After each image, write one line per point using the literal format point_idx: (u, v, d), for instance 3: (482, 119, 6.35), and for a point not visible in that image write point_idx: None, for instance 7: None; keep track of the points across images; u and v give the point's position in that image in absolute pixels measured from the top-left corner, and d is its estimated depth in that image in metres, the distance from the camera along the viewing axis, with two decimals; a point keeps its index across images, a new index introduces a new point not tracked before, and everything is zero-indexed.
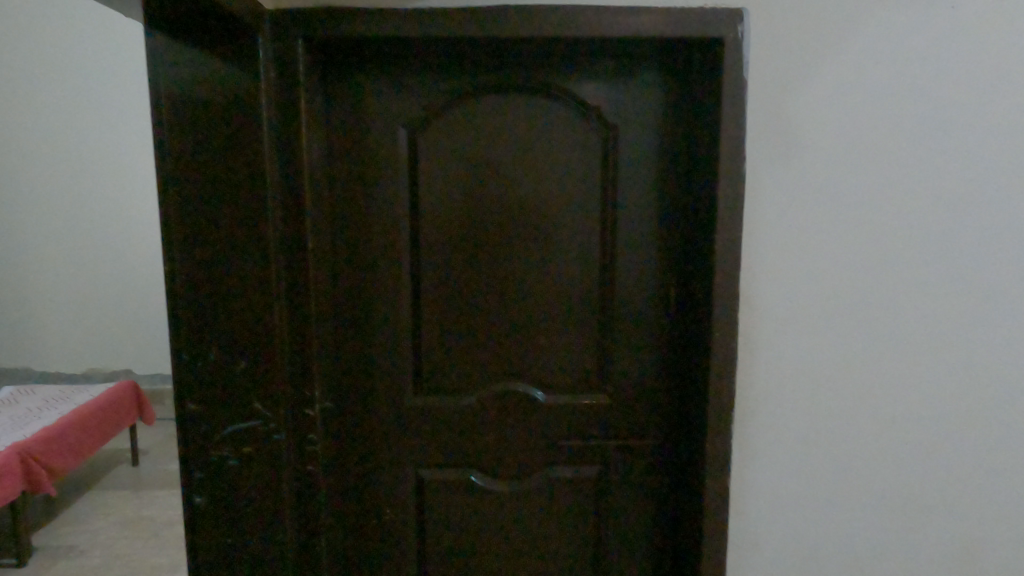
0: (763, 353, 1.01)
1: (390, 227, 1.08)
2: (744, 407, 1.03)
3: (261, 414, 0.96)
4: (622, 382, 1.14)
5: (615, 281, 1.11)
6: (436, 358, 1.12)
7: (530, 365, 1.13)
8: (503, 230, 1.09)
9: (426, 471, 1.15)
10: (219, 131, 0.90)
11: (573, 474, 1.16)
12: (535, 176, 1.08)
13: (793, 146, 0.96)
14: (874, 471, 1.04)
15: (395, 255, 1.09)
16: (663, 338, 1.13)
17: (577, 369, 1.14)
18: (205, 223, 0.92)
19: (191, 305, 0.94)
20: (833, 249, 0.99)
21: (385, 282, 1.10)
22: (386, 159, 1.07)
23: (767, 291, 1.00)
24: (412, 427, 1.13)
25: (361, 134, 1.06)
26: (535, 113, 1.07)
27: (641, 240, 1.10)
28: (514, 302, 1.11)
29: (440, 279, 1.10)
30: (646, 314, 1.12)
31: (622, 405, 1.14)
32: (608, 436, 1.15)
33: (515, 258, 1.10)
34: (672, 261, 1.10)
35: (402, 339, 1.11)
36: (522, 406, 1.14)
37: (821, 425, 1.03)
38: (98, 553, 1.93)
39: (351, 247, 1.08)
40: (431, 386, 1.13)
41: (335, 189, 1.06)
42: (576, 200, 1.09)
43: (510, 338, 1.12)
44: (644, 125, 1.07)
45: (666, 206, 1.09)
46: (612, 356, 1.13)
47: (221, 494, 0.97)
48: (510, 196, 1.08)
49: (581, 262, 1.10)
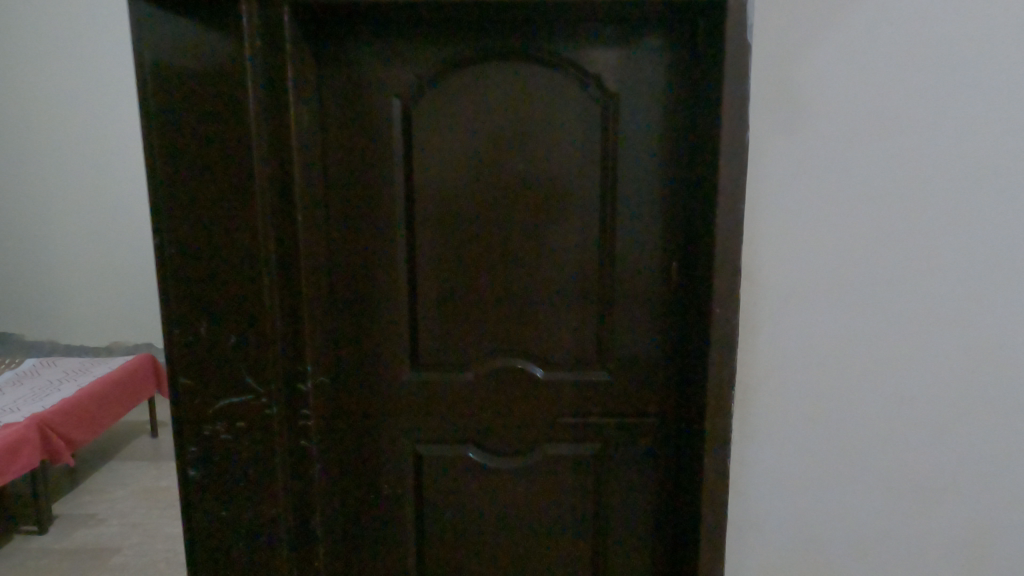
0: (765, 331, 0.98)
1: (385, 201, 1.06)
2: (745, 387, 1.00)
3: (254, 389, 0.96)
4: (622, 360, 1.11)
5: (615, 257, 1.08)
6: (433, 335, 1.11)
7: (528, 343, 1.11)
8: (501, 204, 1.06)
9: (424, 448, 1.14)
10: (207, 104, 0.89)
11: (572, 452, 1.14)
12: (533, 148, 1.05)
13: (798, 115, 0.92)
14: (878, 454, 1.02)
15: (390, 230, 1.07)
16: (665, 314, 1.10)
17: (576, 346, 1.12)
18: (195, 198, 0.92)
19: (183, 282, 0.94)
20: (840, 224, 0.94)
21: (381, 258, 1.08)
22: (380, 131, 1.05)
23: (769, 266, 0.96)
24: (410, 404, 1.13)
25: (354, 106, 1.04)
26: (531, 83, 1.03)
27: (643, 213, 1.07)
28: (512, 280, 1.09)
29: (437, 254, 1.08)
30: (647, 290, 1.09)
31: (623, 383, 1.12)
32: (608, 414, 1.13)
33: (513, 233, 1.07)
34: (674, 238, 1.07)
35: (399, 315, 1.10)
36: (521, 384, 1.12)
37: (824, 407, 1.00)
38: (116, 522, 1.98)
39: (345, 221, 1.06)
40: (429, 363, 1.12)
41: (328, 162, 1.05)
42: (576, 173, 1.06)
43: (509, 313, 1.10)
44: (645, 94, 1.04)
45: (669, 179, 1.06)
46: (613, 333, 1.11)
47: (215, 468, 0.98)
48: (508, 169, 1.05)
49: (581, 238, 1.08)
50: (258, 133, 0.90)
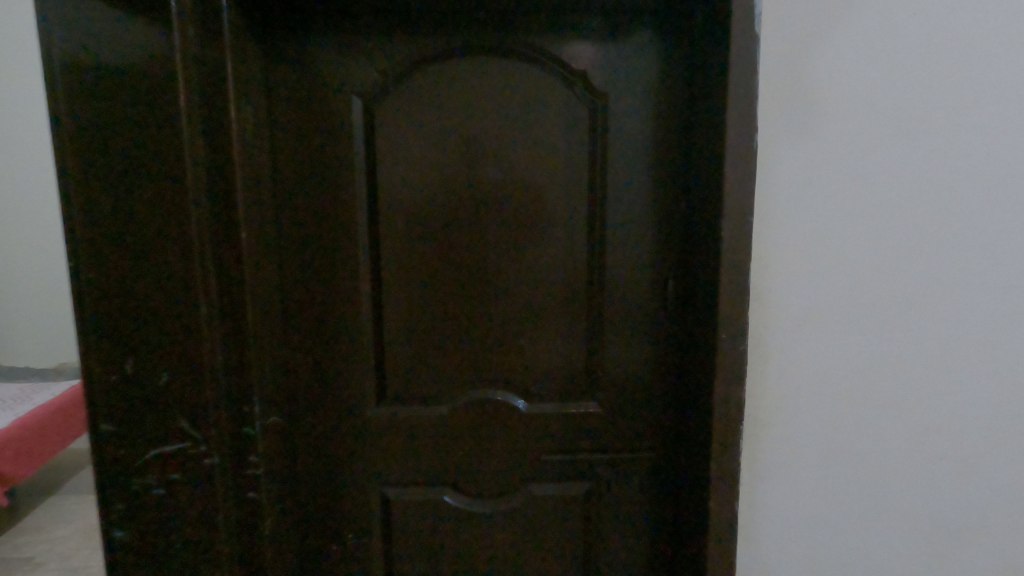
0: (776, 356, 0.88)
1: (345, 214, 0.94)
2: (754, 419, 0.90)
3: (191, 435, 0.82)
4: (613, 389, 1.00)
5: (606, 275, 0.97)
6: (402, 365, 0.98)
7: (509, 372, 0.99)
8: (476, 217, 0.94)
9: (394, 492, 1.01)
10: (131, 102, 0.76)
11: (560, 492, 1.03)
12: (513, 153, 0.93)
13: (811, 115, 0.82)
14: (901, 490, 0.92)
15: (352, 247, 0.94)
16: (661, 337, 0.99)
17: (562, 374, 1.00)
18: (117, 214, 0.78)
19: (105, 312, 0.80)
20: (857, 236, 0.85)
21: (340, 279, 0.95)
22: (338, 135, 0.92)
23: (781, 284, 0.86)
24: (377, 442, 1.00)
25: (308, 106, 0.91)
26: (510, 80, 0.92)
27: (635, 225, 0.96)
28: (491, 302, 0.97)
29: (404, 273, 0.96)
30: (641, 311, 0.98)
31: (614, 414, 1.01)
32: (599, 448, 1.02)
33: (491, 249, 0.95)
34: (669, 253, 0.96)
35: (363, 344, 0.97)
36: (501, 417, 1.00)
37: (842, 439, 0.90)
38: (55, 566, 1.80)
39: (300, 237, 0.94)
40: (396, 396, 0.99)
41: (278, 170, 0.92)
42: (560, 180, 0.94)
43: (486, 339, 0.98)
44: (636, 91, 0.93)
45: (663, 187, 0.95)
46: (603, 360, 0.99)
47: (147, 526, 0.84)
48: (485, 178, 0.94)
49: (567, 254, 0.96)
50: (191, 135, 0.76)
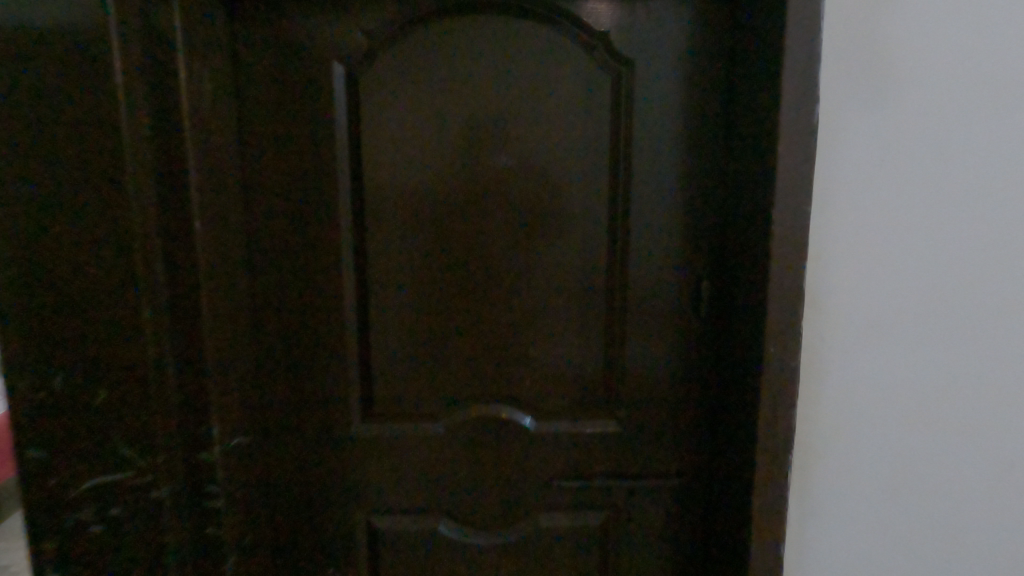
0: (834, 374, 0.73)
1: (325, 203, 0.80)
2: (805, 449, 0.75)
3: (134, 463, 0.69)
4: (636, 406, 0.86)
5: (629, 275, 0.83)
6: (392, 378, 0.85)
7: (515, 386, 0.86)
8: (477, 206, 0.80)
9: (382, 522, 0.88)
10: (53, 59, 0.62)
11: (572, 522, 0.89)
12: (521, 133, 0.79)
13: (883, 84, 0.68)
14: (978, 532, 0.78)
15: (333, 241, 0.81)
16: (693, 348, 0.85)
17: (577, 390, 0.86)
18: (38, 196, 0.64)
19: (27, 316, 0.66)
20: (934, 230, 0.71)
21: (319, 277, 0.81)
22: (318, 111, 0.78)
23: (841, 289, 0.72)
24: (362, 464, 0.86)
25: (282, 76, 0.78)
26: (519, 46, 0.78)
27: (665, 218, 0.81)
28: (495, 307, 0.83)
29: (394, 270, 0.82)
30: (670, 318, 0.84)
31: (636, 435, 0.87)
32: (617, 474, 0.88)
33: (494, 245, 0.82)
34: (705, 248, 0.82)
35: (346, 353, 0.83)
36: (505, 437, 0.87)
37: (907, 473, 0.76)
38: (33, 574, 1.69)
39: (274, 228, 0.80)
40: (385, 412, 0.86)
41: (248, 151, 0.79)
42: (577, 163, 0.80)
43: (489, 347, 0.84)
44: (670, 60, 0.78)
45: (698, 171, 0.80)
46: (625, 373, 0.85)
47: (84, 569, 0.71)
48: (489, 162, 0.80)
49: (583, 249, 0.82)
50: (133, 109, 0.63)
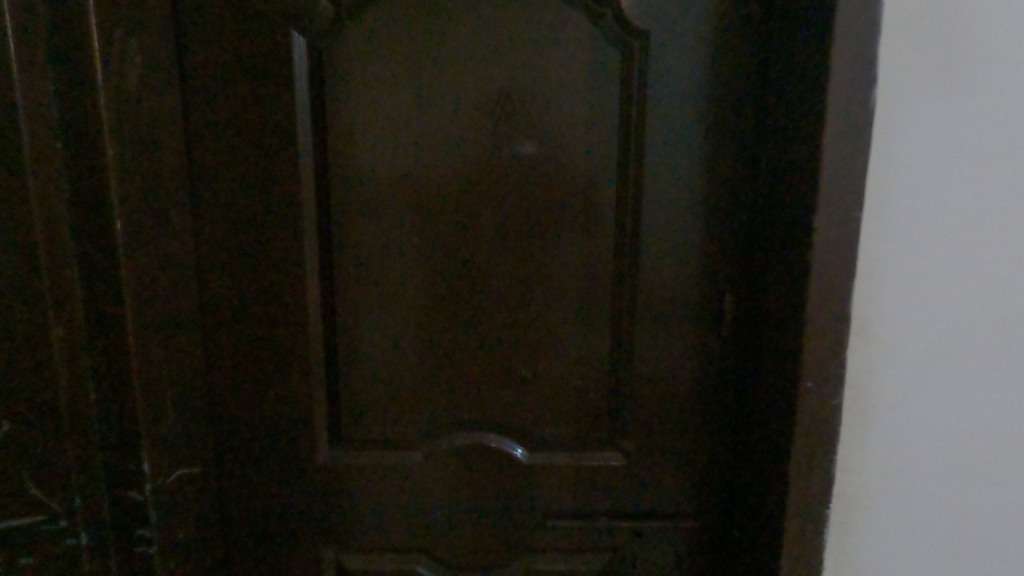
0: (885, 417, 0.61)
1: (285, 199, 0.68)
2: (847, 503, 0.63)
3: (47, 506, 0.60)
4: (645, 438, 0.74)
5: (639, 287, 0.70)
6: (364, 400, 0.74)
7: (504, 413, 0.74)
8: (461, 204, 0.69)
9: (353, 560, 0.78)
10: None
11: (570, 566, 0.78)
12: (515, 119, 0.67)
13: (960, 67, 0.55)
14: None
15: (293, 242, 0.69)
16: (715, 371, 0.72)
17: (578, 418, 0.74)
18: None
19: None
20: (1016, 246, 0.58)
21: (278, 285, 0.70)
22: (275, 89, 0.66)
23: (898, 314, 0.59)
24: (330, 497, 0.76)
25: (233, 50, 0.66)
26: (514, 16, 0.65)
27: (684, 220, 0.69)
28: (482, 321, 0.72)
29: (364, 278, 0.70)
30: (688, 338, 0.72)
31: (645, 471, 0.75)
32: (621, 514, 0.77)
33: (481, 250, 0.70)
34: (731, 256, 0.69)
35: (309, 372, 0.72)
36: (493, 469, 0.75)
37: (967, 534, 0.63)
38: None
39: (225, 227, 0.69)
40: (357, 439, 0.75)
41: (194, 137, 0.67)
42: (579, 155, 0.68)
43: (475, 368, 0.73)
44: (693, 32, 0.65)
45: (725, 166, 0.67)
46: (633, 401, 0.73)
47: None
48: (475, 153, 0.68)
49: (586, 256, 0.70)
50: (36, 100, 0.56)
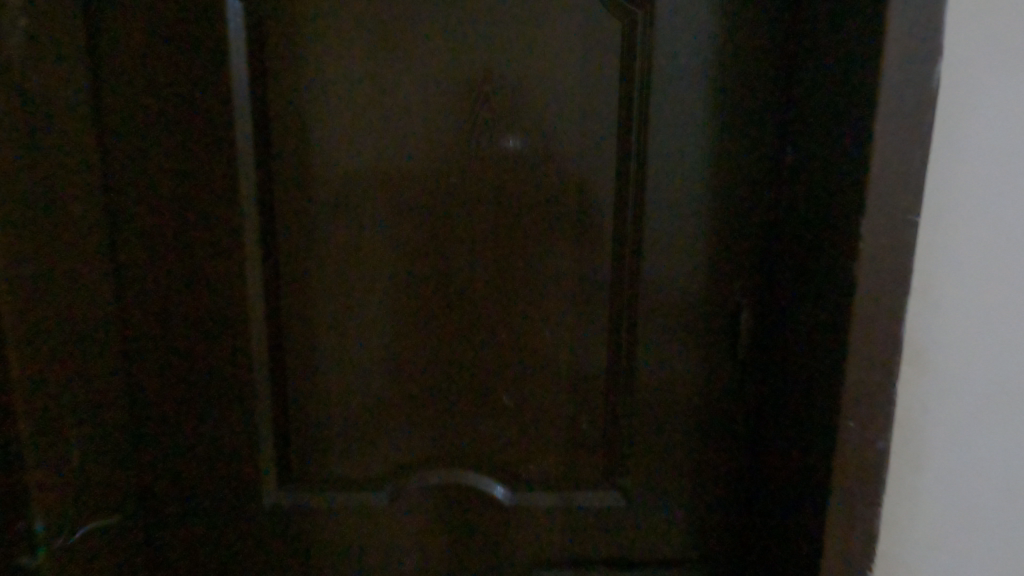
0: (941, 462, 0.51)
1: (220, 196, 0.57)
2: (895, 563, 0.53)
3: None
4: (648, 475, 0.64)
5: (642, 301, 0.60)
6: (318, 432, 0.63)
7: (483, 446, 0.63)
8: (432, 204, 0.58)
9: None
10: None
11: None
12: (495, 102, 0.56)
13: None
14: None
15: (230, 248, 0.58)
16: (729, 398, 0.62)
17: (569, 451, 0.64)
18: None
19: None
20: None
21: (211, 298, 0.59)
22: (206, 66, 0.55)
23: (959, 342, 0.49)
24: (278, 544, 0.65)
25: (152, 18, 0.55)
26: None
27: (696, 223, 0.58)
28: (456, 339, 0.61)
29: (315, 290, 0.60)
30: (698, 360, 0.61)
31: (647, 513, 0.65)
32: (621, 562, 0.66)
33: (455, 258, 0.59)
34: (749, 265, 0.59)
35: (250, 401, 0.61)
36: (470, 512, 0.65)
37: None
38: None
39: (147, 230, 0.58)
40: (309, 478, 0.64)
41: (107, 122, 0.56)
42: (570, 145, 0.57)
43: (448, 394, 0.62)
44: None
45: (743, 160, 0.57)
46: (633, 434, 0.63)
47: None
48: (448, 144, 0.57)
49: (579, 264, 0.59)
50: None
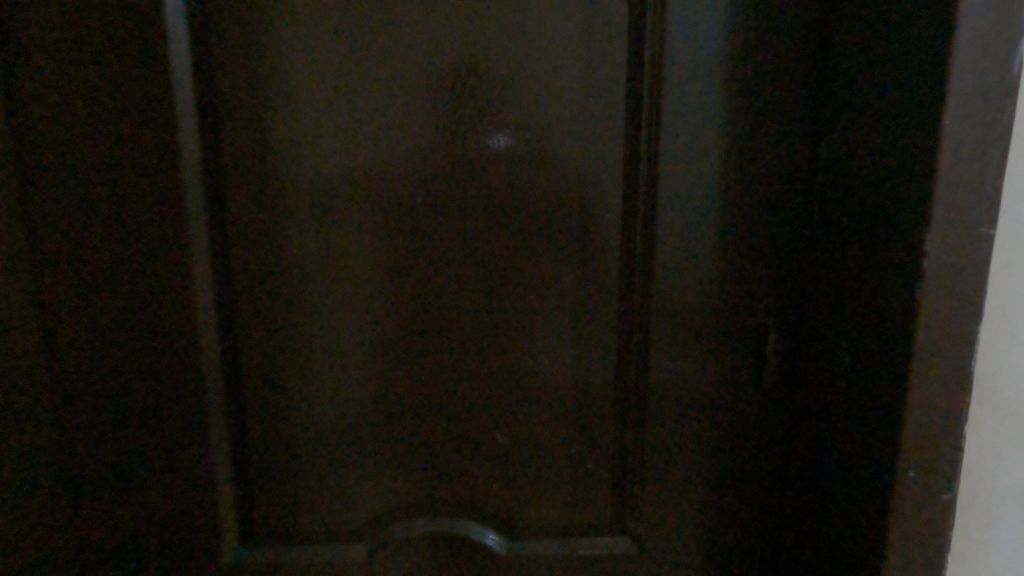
0: (1014, 515, 0.43)
1: (165, 208, 0.49)
2: None
3: None
4: (663, 520, 0.56)
5: (654, 323, 0.52)
6: (284, 476, 0.55)
7: (472, 488, 0.56)
8: (411, 216, 0.51)
9: None
10: None
11: None
12: (483, 98, 0.49)
13: None
14: None
15: (177, 268, 0.50)
16: (757, 433, 0.54)
17: (571, 494, 0.56)
18: None
19: None
20: None
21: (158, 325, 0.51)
22: (144, 60, 0.47)
23: None
24: None
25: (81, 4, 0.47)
26: None
27: (716, 233, 0.50)
28: (440, 370, 0.53)
29: (277, 315, 0.52)
30: (720, 390, 0.53)
31: (660, 562, 0.57)
32: None
33: (438, 277, 0.52)
34: (778, 281, 0.51)
35: (204, 441, 0.53)
36: (458, 564, 0.56)
37: None
38: None
39: (79, 248, 0.50)
40: (275, 526, 0.56)
41: (28, 124, 0.48)
42: (569, 146, 0.50)
43: (433, 431, 0.54)
44: None
45: (771, 160, 0.49)
46: (646, 473, 0.55)
47: None
48: (429, 148, 0.50)
49: (580, 280, 0.52)
50: None
